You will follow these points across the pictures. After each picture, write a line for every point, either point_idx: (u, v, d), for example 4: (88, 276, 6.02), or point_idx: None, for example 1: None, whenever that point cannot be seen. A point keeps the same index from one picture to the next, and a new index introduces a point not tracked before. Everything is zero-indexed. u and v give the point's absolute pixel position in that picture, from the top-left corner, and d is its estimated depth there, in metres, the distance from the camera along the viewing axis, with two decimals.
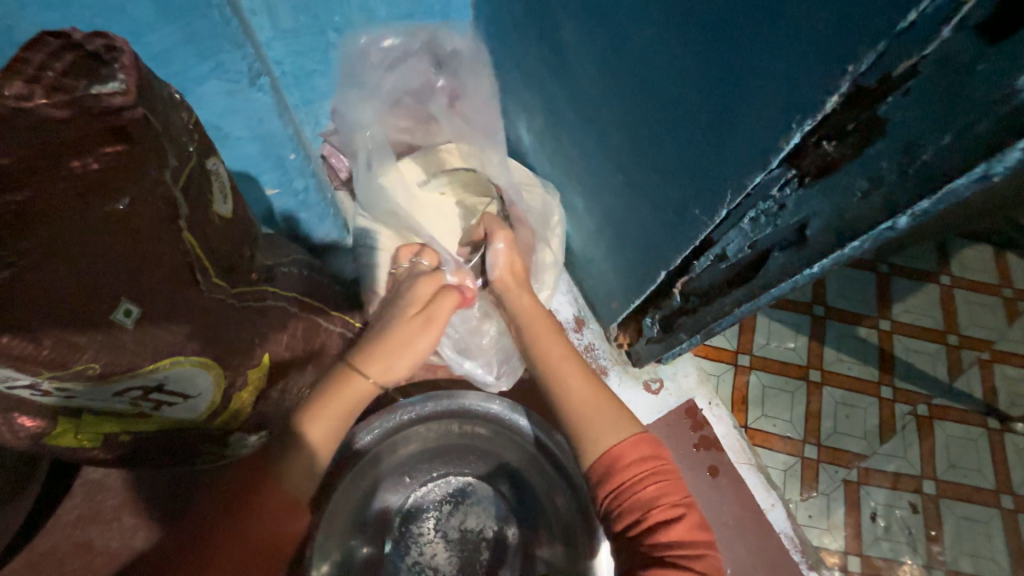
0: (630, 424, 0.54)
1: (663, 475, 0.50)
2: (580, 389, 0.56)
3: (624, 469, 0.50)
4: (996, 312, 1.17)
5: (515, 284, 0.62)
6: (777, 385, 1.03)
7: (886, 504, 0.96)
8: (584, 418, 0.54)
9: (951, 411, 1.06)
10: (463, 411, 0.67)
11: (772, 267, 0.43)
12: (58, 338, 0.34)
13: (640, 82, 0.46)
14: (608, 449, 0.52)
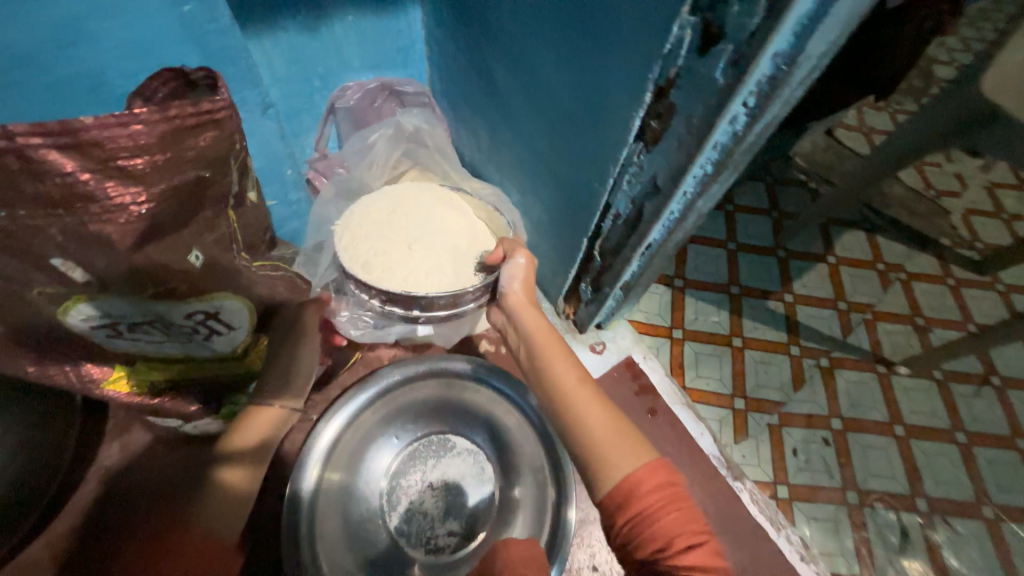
0: (646, 449, 0.53)
1: (680, 505, 0.49)
2: (591, 410, 0.55)
3: (643, 496, 0.49)
4: (873, 282, 1.42)
5: (524, 308, 0.66)
6: (706, 350, 1.22)
7: (803, 440, 1.13)
8: (601, 448, 0.53)
9: (847, 361, 1.27)
10: (440, 372, 0.84)
11: (647, 215, 0.62)
12: (148, 275, 0.42)
13: (545, 89, 0.65)
14: (627, 475, 0.50)
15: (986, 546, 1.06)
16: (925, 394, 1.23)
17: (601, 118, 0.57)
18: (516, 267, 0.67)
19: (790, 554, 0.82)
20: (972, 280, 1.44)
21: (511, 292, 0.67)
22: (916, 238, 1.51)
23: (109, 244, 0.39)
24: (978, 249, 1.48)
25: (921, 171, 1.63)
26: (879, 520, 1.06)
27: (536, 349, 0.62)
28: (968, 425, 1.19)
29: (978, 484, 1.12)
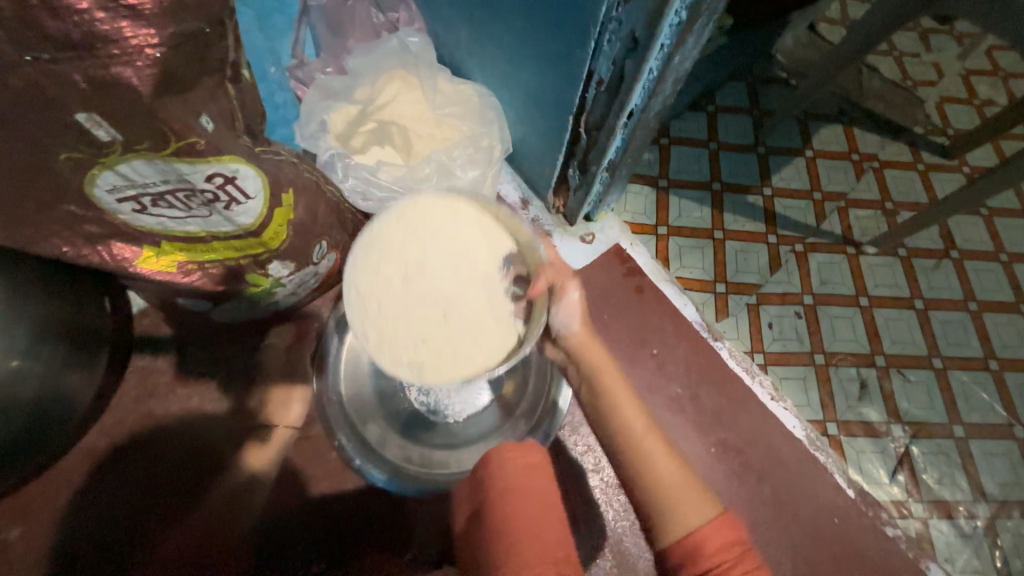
0: (710, 506, 0.59)
1: (743, 551, 0.54)
2: (666, 469, 0.62)
3: (708, 555, 0.55)
4: (848, 172, 1.46)
5: (586, 345, 0.70)
6: (689, 243, 1.29)
7: (777, 315, 1.24)
8: (673, 497, 0.60)
9: (819, 245, 1.35)
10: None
11: (628, 75, 0.65)
12: (164, 129, 0.45)
13: None
14: (694, 530, 0.57)
15: (933, 390, 1.21)
16: (889, 269, 1.34)
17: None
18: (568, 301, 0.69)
19: (762, 395, 0.92)
20: (939, 164, 1.51)
21: (564, 332, 0.71)
22: (891, 128, 1.54)
23: (125, 95, 0.42)
24: (949, 135, 1.53)
25: (900, 62, 1.61)
26: (842, 375, 1.19)
27: (591, 366, 0.69)
28: (926, 294, 1.31)
29: (931, 341, 1.25)
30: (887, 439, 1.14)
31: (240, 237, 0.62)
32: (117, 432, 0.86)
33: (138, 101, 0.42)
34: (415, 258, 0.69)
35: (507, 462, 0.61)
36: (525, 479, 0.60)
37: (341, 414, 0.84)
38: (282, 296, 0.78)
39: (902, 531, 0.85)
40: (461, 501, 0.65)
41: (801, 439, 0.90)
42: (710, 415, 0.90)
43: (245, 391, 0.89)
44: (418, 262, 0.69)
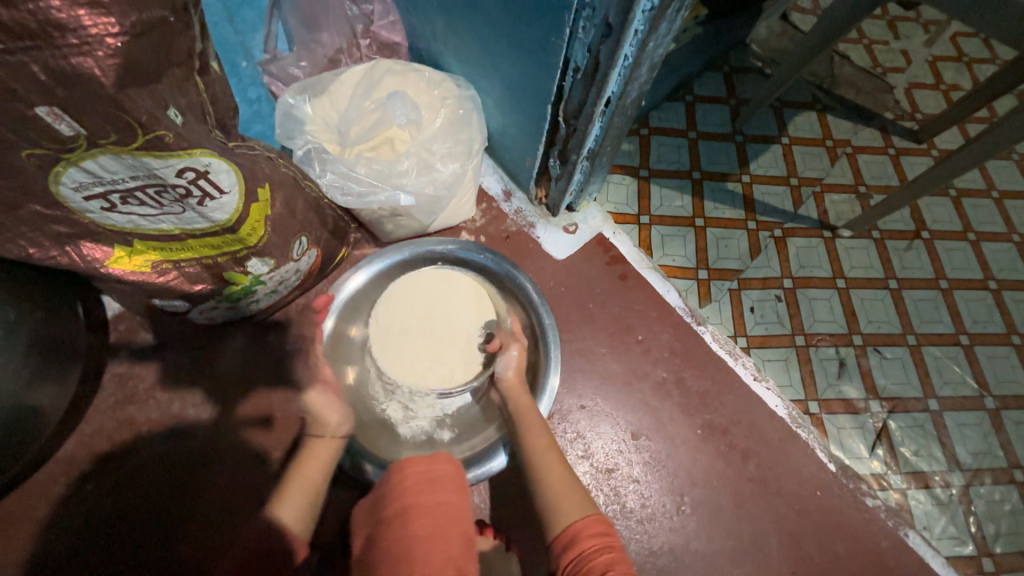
0: (591, 506, 0.68)
1: (614, 548, 0.63)
2: (560, 480, 0.71)
3: (582, 540, 0.64)
4: (822, 158, 1.49)
5: (516, 388, 0.80)
6: (672, 231, 1.31)
7: (759, 299, 1.26)
8: (557, 500, 0.69)
9: (797, 230, 1.38)
10: (430, 254, 0.92)
11: (604, 61, 0.65)
12: (129, 122, 0.44)
13: None
14: (570, 526, 0.66)
15: (908, 365, 1.25)
16: (865, 251, 1.37)
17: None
18: (508, 357, 0.80)
19: (745, 376, 0.94)
20: (909, 148, 1.56)
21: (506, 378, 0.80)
22: (863, 114, 1.57)
23: (88, 87, 0.41)
24: (918, 120, 1.58)
25: (869, 50, 1.64)
26: (822, 355, 1.22)
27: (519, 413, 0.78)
28: (899, 273, 1.35)
29: (905, 318, 1.29)
30: (866, 415, 1.17)
31: (216, 234, 0.60)
32: (95, 439, 0.84)
33: (103, 94, 0.41)
34: (407, 309, 0.83)
35: (404, 478, 0.65)
36: (420, 491, 0.64)
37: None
38: (264, 294, 0.76)
39: (881, 501, 0.88)
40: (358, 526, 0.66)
41: (784, 418, 0.92)
42: (695, 397, 0.92)
43: (230, 391, 0.88)
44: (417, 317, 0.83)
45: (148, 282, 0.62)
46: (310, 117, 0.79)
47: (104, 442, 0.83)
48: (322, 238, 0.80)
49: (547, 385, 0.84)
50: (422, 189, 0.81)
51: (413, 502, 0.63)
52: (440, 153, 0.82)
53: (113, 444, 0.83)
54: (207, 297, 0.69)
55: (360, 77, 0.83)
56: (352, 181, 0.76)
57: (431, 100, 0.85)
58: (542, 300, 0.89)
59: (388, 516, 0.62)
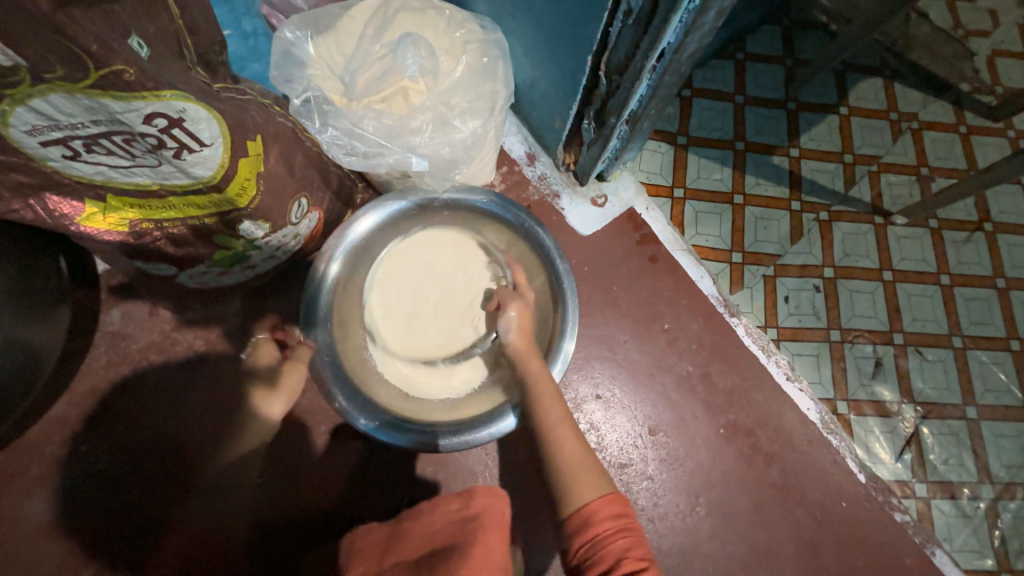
0: (607, 484, 0.62)
1: (633, 531, 0.58)
2: (573, 448, 0.66)
3: (598, 522, 0.58)
4: (883, 133, 1.33)
5: (526, 354, 0.73)
6: (707, 209, 1.19)
7: (795, 289, 1.16)
8: (572, 476, 0.63)
9: (846, 214, 1.25)
10: (457, 204, 0.80)
11: (664, 3, 0.53)
12: (81, 56, 0.36)
13: None
14: (586, 503, 0.60)
15: (950, 369, 1.16)
16: (919, 242, 1.25)
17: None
18: (509, 320, 0.75)
19: (777, 375, 0.87)
20: (983, 127, 1.38)
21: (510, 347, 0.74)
22: (935, 84, 1.38)
23: (19, 7, 0.32)
24: (996, 95, 1.39)
25: (952, 7, 1.42)
26: (857, 353, 1.14)
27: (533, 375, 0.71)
28: (953, 269, 1.23)
29: (953, 319, 1.19)
30: (897, 419, 1.11)
31: (200, 193, 0.53)
32: (93, 398, 0.81)
33: (37, 16, 0.33)
34: (411, 271, 0.82)
35: (435, 518, 0.65)
36: (451, 525, 0.62)
37: (340, 374, 0.74)
38: (260, 259, 0.70)
39: (910, 516, 0.83)
40: (363, 549, 0.66)
41: (815, 422, 0.85)
42: (721, 395, 0.85)
43: (229, 358, 0.84)
44: (422, 279, 0.82)
45: (128, 243, 0.56)
46: (314, 62, 0.68)
47: (103, 401, 0.81)
48: (325, 200, 0.73)
49: (561, 350, 0.75)
50: (440, 151, 0.72)
51: (440, 536, 0.61)
52: (459, 107, 0.72)
53: (110, 404, 0.81)
54: (196, 261, 0.63)
55: (370, 14, 0.71)
56: (358, 141, 0.67)
57: (452, 45, 0.73)
58: (559, 251, 0.79)
59: (409, 541, 0.64)
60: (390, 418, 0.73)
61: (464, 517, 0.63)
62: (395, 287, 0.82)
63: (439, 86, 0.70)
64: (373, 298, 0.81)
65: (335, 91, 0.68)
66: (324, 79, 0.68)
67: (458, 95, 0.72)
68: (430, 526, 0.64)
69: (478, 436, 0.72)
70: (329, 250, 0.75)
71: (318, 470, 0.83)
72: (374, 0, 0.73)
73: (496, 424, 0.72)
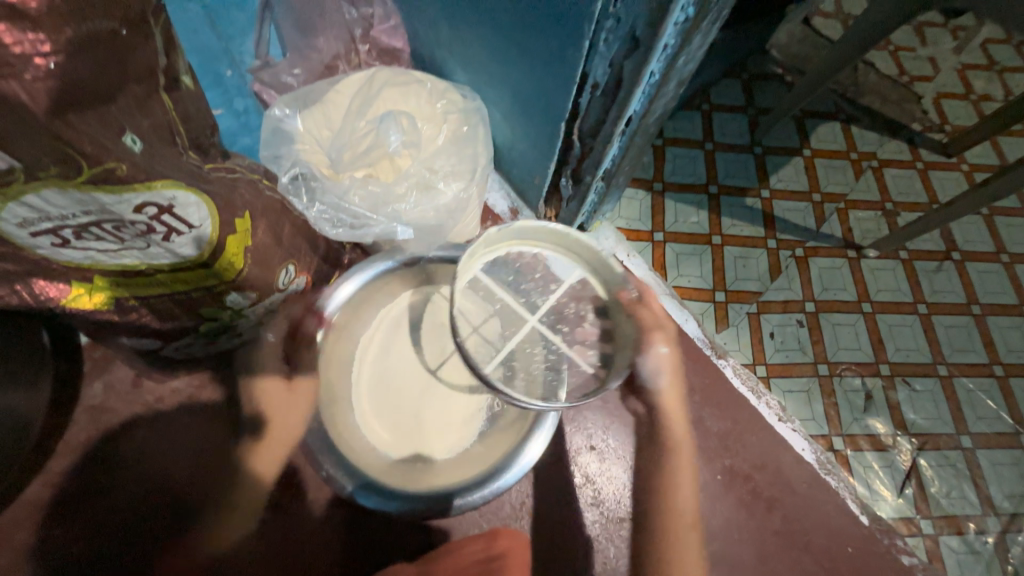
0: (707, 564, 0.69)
1: None
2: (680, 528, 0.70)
3: None
4: (846, 171, 1.41)
5: (674, 412, 0.74)
6: (687, 251, 1.23)
7: (780, 324, 1.19)
8: (672, 551, 0.69)
9: (820, 249, 1.30)
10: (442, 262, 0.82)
11: (627, 78, 0.58)
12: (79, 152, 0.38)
13: None
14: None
15: (939, 399, 1.17)
16: (892, 273, 1.29)
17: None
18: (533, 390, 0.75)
19: (769, 416, 0.87)
20: (938, 162, 1.47)
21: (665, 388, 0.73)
22: (889, 126, 1.49)
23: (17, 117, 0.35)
24: (946, 133, 1.49)
25: (895, 56, 1.55)
26: (847, 386, 1.15)
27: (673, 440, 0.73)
28: (928, 298, 1.27)
29: (935, 347, 1.22)
30: (894, 452, 1.10)
31: (188, 270, 0.54)
32: (68, 477, 0.78)
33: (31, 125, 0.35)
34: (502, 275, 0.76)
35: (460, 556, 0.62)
36: (477, 564, 0.60)
37: (326, 441, 0.71)
38: (247, 326, 0.69)
39: (919, 559, 0.81)
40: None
41: (813, 463, 0.85)
42: (715, 440, 0.85)
43: (213, 426, 0.82)
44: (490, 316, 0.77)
45: (112, 320, 0.56)
46: (299, 137, 0.72)
47: (82, 478, 0.78)
48: (311, 264, 0.74)
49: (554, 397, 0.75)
50: (426, 212, 0.74)
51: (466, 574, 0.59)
52: (442, 171, 0.75)
53: (89, 480, 0.78)
54: (182, 333, 0.63)
55: (354, 91, 0.76)
56: (345, 213, 0.69)
57: (434, 115, 0.78)
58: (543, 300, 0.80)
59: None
60: (384, 488, 0.70)
61: (489, 557, 0.60)
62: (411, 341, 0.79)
63: (421, 155, 0.74)
64: (368, 348, 0.79)
65: (320, 165, 0.71)
66: (309, 153, 0.71)
67: (440, 161, 0.75)
68: (454, 565, 0.61)
69: (474, 499, 0.70)
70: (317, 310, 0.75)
71: (308, 541, 0.79)
72: (360, 77, 0.78)
73: (493, 485, 0.71)
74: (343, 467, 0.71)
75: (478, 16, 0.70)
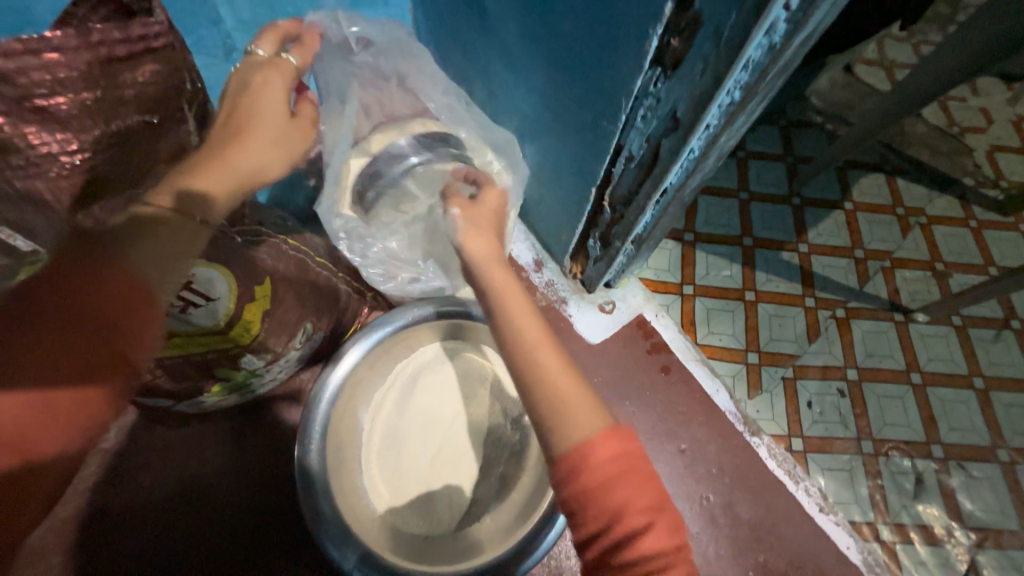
0: (606, 415, 0.46)
1: (637, 476, 0.44)
2: (564, 385, 0.47)
3: (596, 466, 0.44)
4: (892, 228, 1.33)
5: (487, 266, 0.56)
6: (718, 306, 1.18)
7: (818, 392, 1.11)
8: (563, 408, 0.46)
9: (863, 311, 1.22)
10: (462, 318, 0.78)
11: (664, 155, 0.56)
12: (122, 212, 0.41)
13: (543, 14, 0.57)
14: (584, 439, 0.45)
15: (1000, 487, 1.06)
16: (945, 342, 1.20)
17: (615, 42, 0.50)
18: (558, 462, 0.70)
19: (808, 505, 0.79)
20: (992, 220, 1.38)
21: (467, 244, 0.58)
22: (938, 179, 1.40)
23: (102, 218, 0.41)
24: (1002, 189, 1.40)
25: (944, 107, 1.49)
26: (894, 467, 1.06)
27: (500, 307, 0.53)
28: (986, 370, 1.17)
29: (994, 428, 1.11)
30: (948, 546, 1.00)
31: (204, 335, 0.54)
32: (79, 518, 0.80)
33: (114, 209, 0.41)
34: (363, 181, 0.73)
35: None
36: None
37: (333, 510, 0.66)
38: (262, 384, 0.69)
39: None
40: None
41: (856, 562, 0.77)
42: (747, 529, 0.78)
43: (224, 473, 0.83)
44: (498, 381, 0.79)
45: None
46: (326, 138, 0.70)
47: (94, 502, 0.81)
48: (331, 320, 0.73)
49: None
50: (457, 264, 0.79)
51: None
52: None
53: (103, 504, 0.81)
54: (194, 394, 0.63)
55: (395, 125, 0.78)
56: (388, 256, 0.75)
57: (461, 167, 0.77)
58: None
59: None
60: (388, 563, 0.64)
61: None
62: (426, 402, 0.78)
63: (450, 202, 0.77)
64: (382, 406, 0.78)
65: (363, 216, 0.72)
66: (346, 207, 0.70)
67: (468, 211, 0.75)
68: None
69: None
70: (328, 370, 0.71)
71: None
72: (382, 45, 0.74)
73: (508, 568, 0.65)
74: (349, 541, 0.65)
75: (512, 77, 0.71)
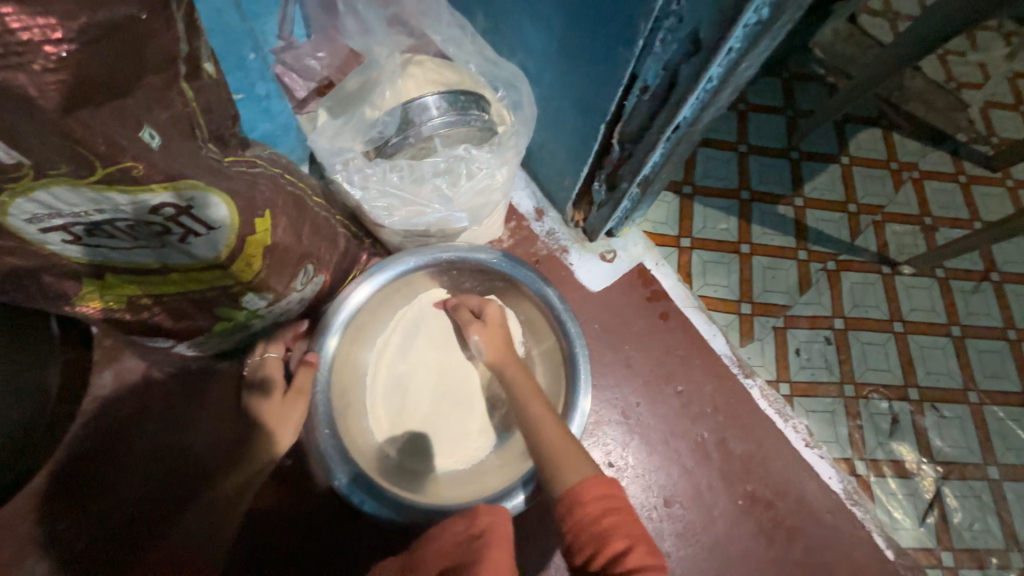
0: (590, 466, 0.58)
1: (617, 511, 0.54)
2: (556, 442, 0.61)
3: (585, 504, 0.54)
4: (885, 183, 1.34)
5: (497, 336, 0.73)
6: (714, 258, 1.19)
7: (807, 341, 1.14)
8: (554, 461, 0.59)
9: (853, 263, 1.24)
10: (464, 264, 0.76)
11: (681, 83, 0.53)
12: None
13: None
14: (568, 487, 0.56)
15: (968, 426, 1.14)
16: (928, 293, 1.23)
17: None
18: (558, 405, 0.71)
19: (796, 441, 0.84)
20: (981, 176, 1.40)
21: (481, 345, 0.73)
22: (933, 135, 1.40)
23: None
24: (993, 145, 1.41)
25: (943, 61, 1.47)
26: (873, 409, 1.11)
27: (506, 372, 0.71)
28: (963, 320, 1.22)
29: (967, 373, 1.17)
30: (918, 479, 1.07)
31: (202, 268, 0.51)
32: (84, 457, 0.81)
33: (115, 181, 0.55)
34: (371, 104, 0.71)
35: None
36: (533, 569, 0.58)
37: (340, 448, 0.67)
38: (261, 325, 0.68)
39: None
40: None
41: (838, 491, 0.82)
42: (737, 463, 0.82)
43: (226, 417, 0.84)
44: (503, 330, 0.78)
45: (124, 318, 0.54)
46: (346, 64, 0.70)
47: (99, 446, 0.82)
48: (331, 263, 0.71)
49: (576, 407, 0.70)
50: (460, 202, 0.71)
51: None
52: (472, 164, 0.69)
53: (107, 449, 0.82)
54: (196, 331, 0.62)
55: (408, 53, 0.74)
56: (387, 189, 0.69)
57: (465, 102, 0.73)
58: (569, 312, 0.73)
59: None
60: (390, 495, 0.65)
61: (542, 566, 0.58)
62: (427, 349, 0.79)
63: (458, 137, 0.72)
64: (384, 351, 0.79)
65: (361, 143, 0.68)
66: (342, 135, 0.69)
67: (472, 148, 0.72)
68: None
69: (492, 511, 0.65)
70: (331, 312, 0.70)
71: (318, 529, 0.82)
72: None
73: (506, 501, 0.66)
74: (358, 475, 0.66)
75: (516, 4, 0.66)
